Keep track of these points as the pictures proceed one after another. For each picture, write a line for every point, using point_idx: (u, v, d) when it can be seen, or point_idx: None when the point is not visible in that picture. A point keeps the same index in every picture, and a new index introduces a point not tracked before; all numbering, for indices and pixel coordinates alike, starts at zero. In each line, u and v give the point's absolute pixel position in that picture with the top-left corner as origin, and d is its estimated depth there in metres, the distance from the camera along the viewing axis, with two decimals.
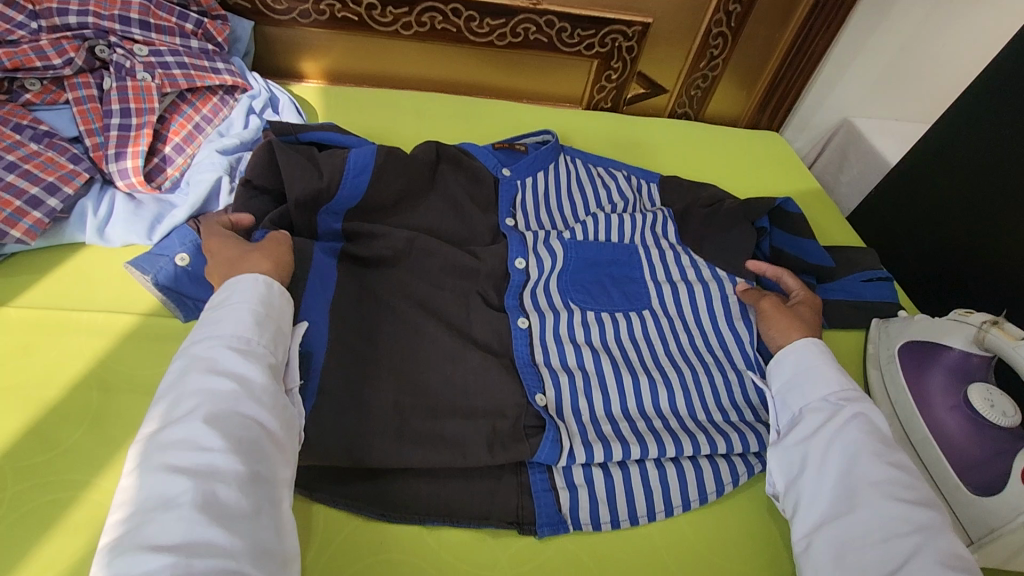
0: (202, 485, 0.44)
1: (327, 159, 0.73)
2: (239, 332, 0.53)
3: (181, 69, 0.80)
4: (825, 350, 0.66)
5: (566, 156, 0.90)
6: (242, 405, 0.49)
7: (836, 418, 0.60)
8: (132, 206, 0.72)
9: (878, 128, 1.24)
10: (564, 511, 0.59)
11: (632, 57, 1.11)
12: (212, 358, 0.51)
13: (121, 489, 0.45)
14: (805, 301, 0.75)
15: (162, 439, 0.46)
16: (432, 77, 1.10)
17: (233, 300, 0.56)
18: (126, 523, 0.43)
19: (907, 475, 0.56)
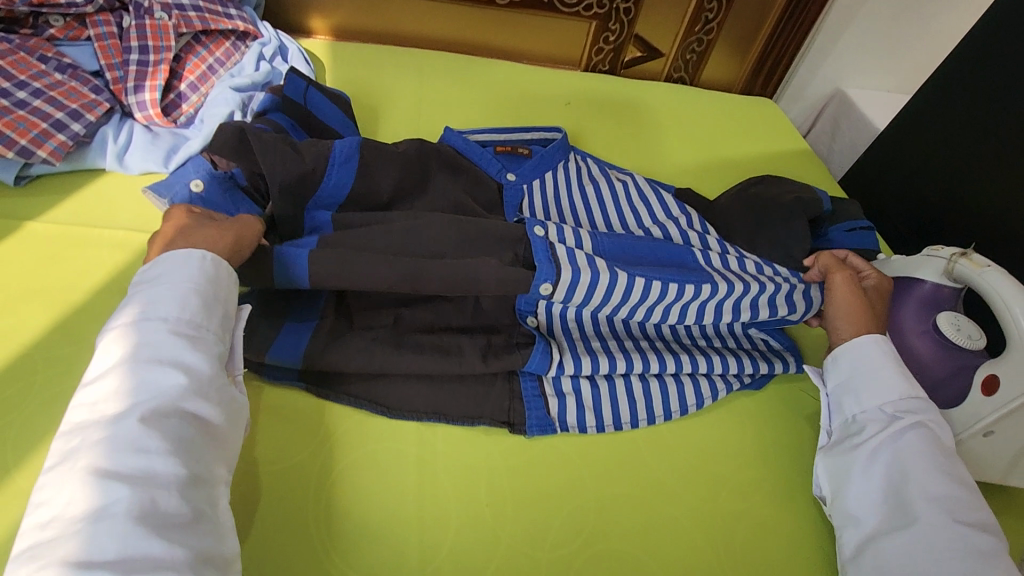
0: (139, 492, 0.43)
1: (308, 146, 0.70)
2: (181, 319, 0.52)
3: (197, 12, 0.83)
4: (896, 354, 0.64)
5: (574, 156, 0.90)
6: (183, 402, 0.48)
7: (890, 426, 0.59)
8: (149, 137, 0.76)
9: (868, 97, 1.27)
10: (552, 415, 0.63)
11: (630, 19, 1.14)
12: (150, 348, 0.50)
13: (49, 487, 0.44)
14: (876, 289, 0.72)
15: (93, 438, 0.45)
16: (436, 36, 1.13)
17: (172, 280, 0.53)
18: (53, 531, 0.42)
19: (966, 493, 0.55)
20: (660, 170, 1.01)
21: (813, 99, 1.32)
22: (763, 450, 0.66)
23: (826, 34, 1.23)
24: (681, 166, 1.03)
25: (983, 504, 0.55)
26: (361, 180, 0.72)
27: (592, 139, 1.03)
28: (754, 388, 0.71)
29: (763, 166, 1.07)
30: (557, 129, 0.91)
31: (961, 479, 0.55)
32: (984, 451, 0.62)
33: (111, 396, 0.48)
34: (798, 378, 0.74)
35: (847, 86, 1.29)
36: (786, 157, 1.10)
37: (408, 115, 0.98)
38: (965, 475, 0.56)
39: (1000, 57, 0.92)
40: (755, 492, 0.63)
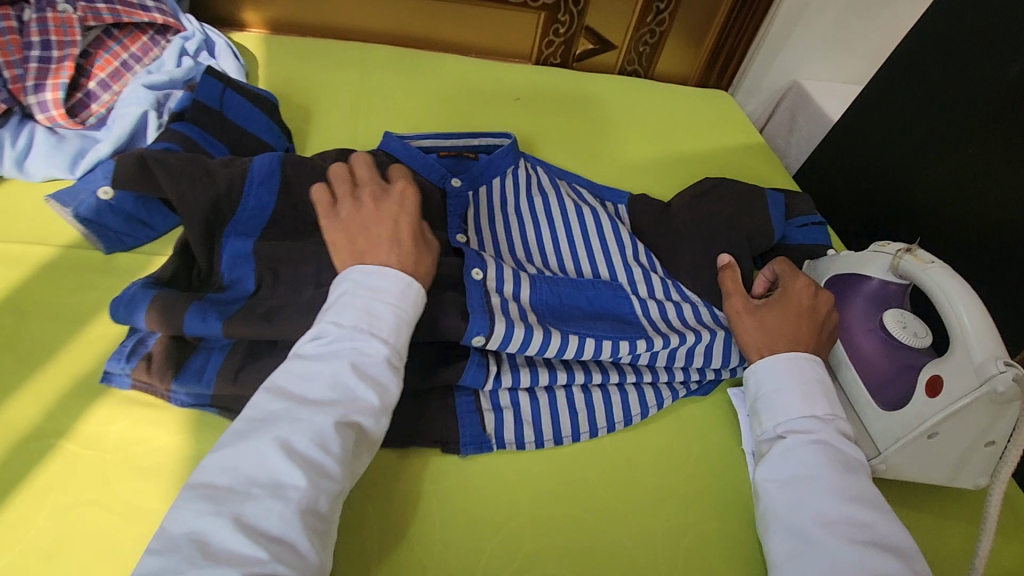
0: (312, 488, 0.45)
1: (222, 167, 0.66)
2: (391, 341, 0.54)
3: (106, 3, 0.77)
4: (805, 371, 0.62)
5: (525, 162, 0.84)
6: (369, 421, 0.51)
7: (790, 442, 0.58)
8: (53, 140, 0.70)
9: (823, 89, 1.26)
10: (488, 431, 0.60)
11: (579, 10, 1.11)
12: (360, 357, 0.52)
13: (243, 441, 0.46)
14: (796, 296, 0.68)
15: (294, 418, 0.48)
16: (378, 29, 1.08)
17: (395, 300, 0.55)
18: (233, 481, 0.45)
19: (864, 511, 0.52)
20: (612, 167, 0.98)
21: (768, 92, 1.31)
22: (709, 460, 0.64)
23: (782, 22, 1.20)
24: (633, 162, 1.00)
25: (887, 523, 0.52)
26: (292, 202, 0.69)
27: (541, 136, 1.00)
28: (700, 394, 0.69)
29: (717, 161, 1.04)
30: (509, 134, 0.86)
31: (862, 495, 0.53)
32: (932, 452, 0.60)
33: (313, 380, 0.50)
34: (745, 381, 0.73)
35: (803, 77, 1.28)
36: (740, 150, 1.08)
37: (346, 113, 0.93)
38: (860, 490, 0.54)
39: (948, 48, 0.91)
40: (698, 504, 0.60)
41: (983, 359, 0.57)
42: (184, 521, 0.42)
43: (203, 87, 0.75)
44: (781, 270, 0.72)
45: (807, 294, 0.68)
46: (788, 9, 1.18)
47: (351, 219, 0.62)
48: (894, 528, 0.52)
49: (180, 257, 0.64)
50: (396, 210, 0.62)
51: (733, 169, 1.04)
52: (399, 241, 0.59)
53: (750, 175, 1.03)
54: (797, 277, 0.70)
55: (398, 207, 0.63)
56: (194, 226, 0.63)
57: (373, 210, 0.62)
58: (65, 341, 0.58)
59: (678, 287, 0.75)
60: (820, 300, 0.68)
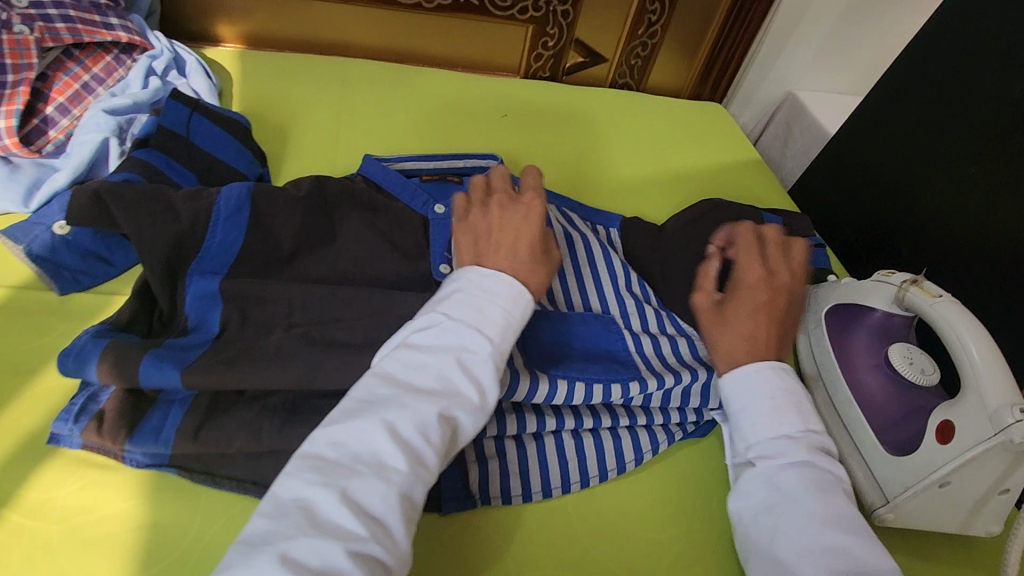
0: (411, 476, 0.44)
1: (185, 200, 0.62)
2: (498, 341, 0.50)
3: (66, 22, 0.72)
4: (771, 382, 0.57)
5: (512, 184, 0.77)
6: (470, 421, 0.48)
7: (759, 466, 0.53)
8: (7, 170, 0.66)
9: (820, 101, 1.22)
10: (471, 486, 0.56)
11: (568, 22, 1.07)
12: (466, 351, 0.49)
13: (350, 418, 0.45)
14: (757, 288, 0.64)
15: (400, 404, 0.45)
16: (360, 44, 1.04)
17: (509, 303, 0.52)
18: (341, 455, 0.43)
19: (848, 539, 0.48)
20: (603, 187, 0.94)
21: (763, 103, 1.27)
22: (706, 510, 0.60)
23: (775, 35, 1.18)
24: (625, 182, 0.96)
25: (871, 549, 0.47)
26: (260, 235, 0.64)
27: (529, 154, 0.95)
28: (698, 435, 0.65)
29: (712, 179, 1.01)
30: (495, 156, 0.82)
31: (840, 520, 0.49)
32: (942, 502, 0.57)
33: (418, 367, 0.48)
34: None
35: (799, 88, 1.24)
36: (735, 167, 1.04)
37: (324, 133, 0.89)
38: (843, 515, 0.49)
39: (948, 61, 0.87)
40: (694, 560, 0.57)
41: (998, 405, 0.54)
42: (293, 487, 0.42)
43: (167, 112, 0.71)
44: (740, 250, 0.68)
45: (762, 289, 0.64)
46: (782, 21, 1.16)
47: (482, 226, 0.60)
48: (878, 552, 0.47)
49: (140, 300, 0.60)
50: (519, 213, 0.60)
51: (729, 188, 1.00)
52: (517, 245, 0.57)
53: (746, 194, 1.00)
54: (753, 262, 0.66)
55: (522, 211, 0.60)
56: (154, 264, 0.59)
57: (499, 216, 0.60)
58: (12, 395, 0.53)
59: (673, 319, 0.71)
60: (775, 296, 0.64)
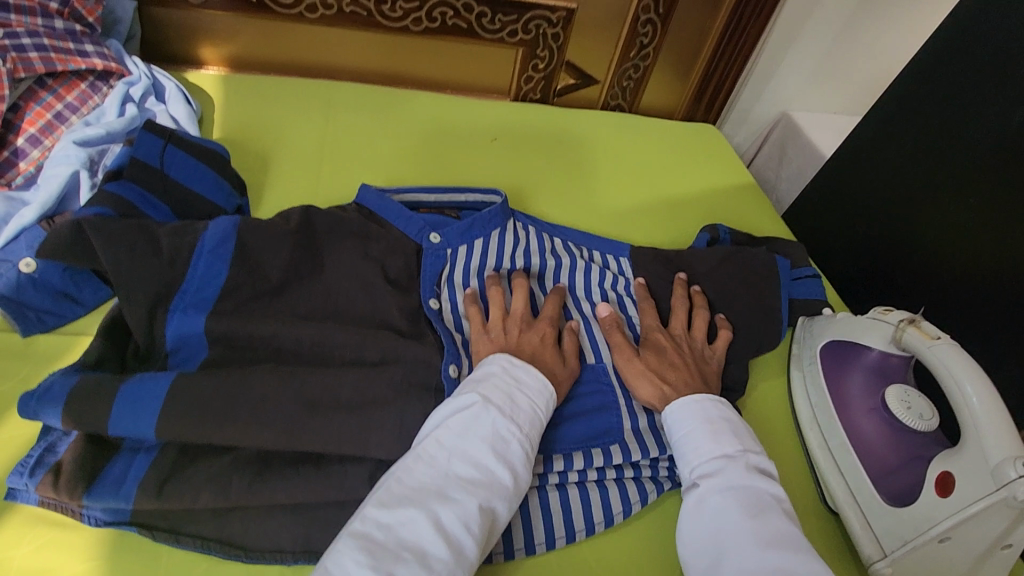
0: (453, 564, 0.45)
1: (172, 236, 0.60)
2: (527, 431, 0.53)
3: (39, 52, 0.71)
4: (709, 410, 0.59)
5: (516, 222, 0.79)
6: (504, 508, 0.50)
7: (704, 490, 0.53)
8: None
9: (816, 122, 1.20)
10: None
11: (559, 45, 1.05)
12: (500, 440, 0.51)
13: (394, 504, 0.46)
14: (665, 338, 0.67)
15: (443, 493, 0.47)
16: (346, 66, 1.02)
17: (536, 393, 0.56)
18: (386, 540, 0.45)
19: (791, 555, 0.47)
20: (594, 215, 0.92)
21: (758, 123, 1.26)
22: None
23: (770, 52, 1.16)
24: (617, 209, 0.94)
25: (816, 567, 0.47)
26: (240, 271, 0.62)
27: (519, 180, 0.93)
28: None
29: (706, 204, 0.99)
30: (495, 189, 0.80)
31: (782, 539, 0.48)
32: (945, 559, 0.55)
33: (457, 454, 0.50)
34: None
35: (793, 108, 1.22)
36: (729, 192, 1.02)
37: (308, 160, 0.87)
38: (784, 532, 0.49)
39: (947, 91, 0.85)
40: None
41: (1001, 459, 0.52)
42: (344, 566, 0.42)
43: (140, 144, 0.68)
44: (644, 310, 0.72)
45: (671, 338, 0.68)
46: (777, 40, 1.14)
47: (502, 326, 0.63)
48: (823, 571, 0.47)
49: (108, 336, 0.57)
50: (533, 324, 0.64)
51: (723, 214, 0.98)
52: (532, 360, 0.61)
53: (740, 221, 0.98)
54: (654, 317, 0.70)
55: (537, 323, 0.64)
56: (137, 297, 0.57)
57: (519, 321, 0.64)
58: None
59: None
60: (681, 345, 0.68)
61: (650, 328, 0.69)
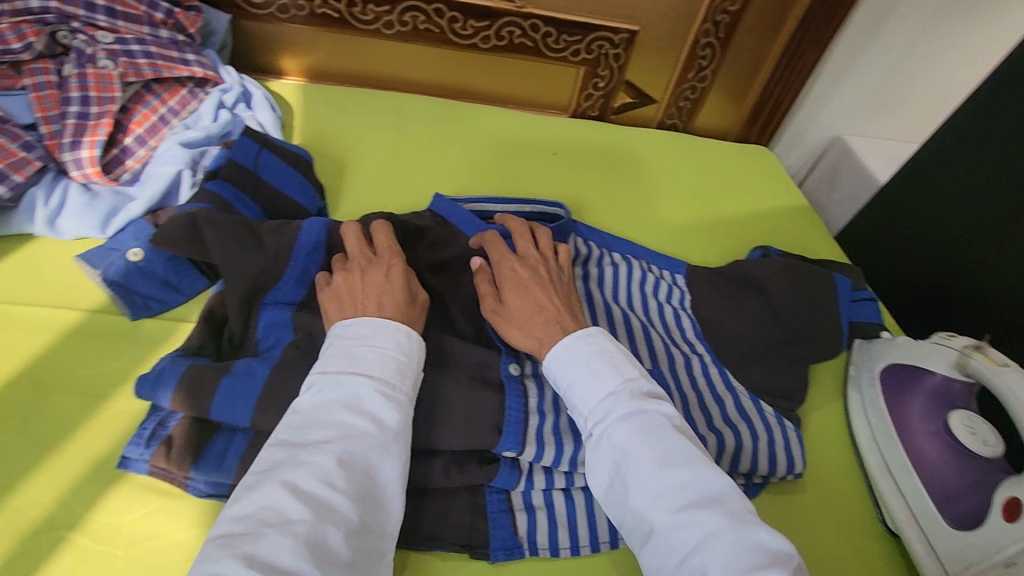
0: (318, 523, 0.42)
1: (270, 233, 0.65)
2: (380, 374, 0.51)
3: (147, 58, 0.77)
4: (584, 348, 0.57)
5: (577, 236, 0.83)
6: (373, 455, 0.48)
7: (598, 435, 0.52)
8: (87, 197, 0.69)
9: (869, 147, 1.21)
10: (520, 535, 0.56)
11: (620, 65, 1.08)
12: (353, 395, 0.49)
13: (247, 491, 0.44)
14: (519, 273, 0.67)
15: (295, 462, 0.45)
16: (416, 79, 1.07)
17: (385, 337, 0.53)
18: (244, 525, 0.42)
19: (687, 470, 0.49)
20: (651, 230, 0.94)
21: (809, 146, 1.26)
22: None
23: (824, 82, 1.16)
24: (674, 226, 0.96)
25: (708, 475, 0.49)
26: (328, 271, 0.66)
27: (579, 193, 0.96)
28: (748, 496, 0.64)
29: (762, 225, 1.00)
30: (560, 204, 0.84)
31: (676, 458, 0.49)
32: None
33: (310, 424, 0.48)
34: (801, 485, 0.66)
35: (846, 133, 1.23)
36: (784, 213, 1.03)
37: (381, 167, 0.91)
38: (678, 447, 0.50)
39: (1012, 122, 0.85)
40: None
41: None
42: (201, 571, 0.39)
43: (237, 147, 0.74)
44: (491, 246, 0.70)
45: (525, 270, 0.67)
46: (830, 70, 1.14)
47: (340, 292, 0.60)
48: (714, 476, 0.49)
49: (208, 325, 0.61)
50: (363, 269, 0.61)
51: (778, 235, 0.99)
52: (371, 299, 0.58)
53: (795, 243, 0.99)
54: (497, 249, 0.69)
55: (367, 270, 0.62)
56: (234, 292, 0.61)
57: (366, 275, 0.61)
58: (83, 419, 0.55)
59: (724, 373, 0.72)
60: (537, 271, 0.67)
61: (499, 264, 0.68)
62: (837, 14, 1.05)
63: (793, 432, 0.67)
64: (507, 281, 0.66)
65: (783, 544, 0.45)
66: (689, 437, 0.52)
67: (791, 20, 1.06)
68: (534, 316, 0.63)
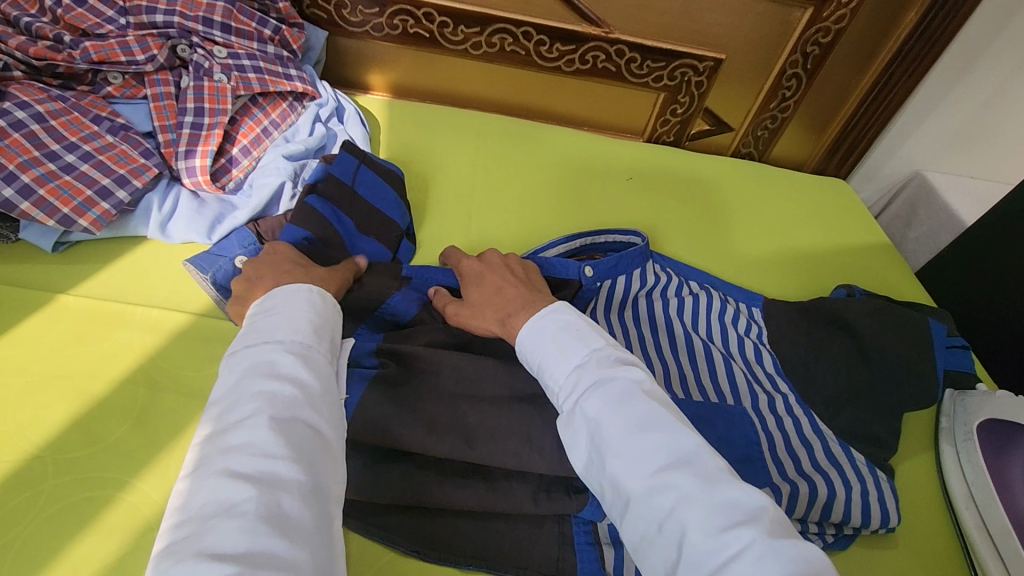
0: (265, 494, 0.39)
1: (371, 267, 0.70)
2: (291, 340, 0.49)
3: (256, 73, 0.81)
4: (550, 325, 0.55)
5: (653, 262, 0.82)
6: (303, 416, 0.45)
7: (570, 409, 0.50)
8: (196, 205, 0.73)
9: (952, 186, 1.17)
10: (608, 570, 0.55)
11: (701, 92, 1.08)
12: (269, 365, 0.47)
13: (178, 495, 0.40)
14: (474, 270, 0.68)
15: (223, 448, 0.42)
16: (496, 99, 1.09)
17: (288, 306, 0.52)
18: (188, 527, 0.38)
19: (658, 433, 0.46)
20: (727, 261, 0.93)
21: (887, 180, 1.22)
22: None
23: (909, 116, 1.12)
24: (750, 257, 0.94)
25: (680, 436, 0.46)
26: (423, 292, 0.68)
27: (656, 220, 0.96)
28: (836, 548, 0.62)
29: (842, 261, 0.97)
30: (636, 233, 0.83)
31: (644, 421, 0.46)
32: None
33: (230, 407, 0.45)
34: (892, 540, 0.64)
35: (929, 170, 1.19)
36: (866, 251, 1.00)
37: (462, 184, 0.93)
38: (646, 409, 0.47)
39: None
40: None
41: None
42: None
43: (340, 161, 0.77)
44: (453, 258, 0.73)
45: (479, 265, 0.69)
46: (918, 106, 1.10)
47: (249, 268, 0.60)
48: (687, 437, 0.46)
49: None
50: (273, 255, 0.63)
51: (859, 272, 0.97)
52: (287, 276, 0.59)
53: (876, 282, 0.96)
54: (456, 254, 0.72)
55: (277, 254, 0.63)
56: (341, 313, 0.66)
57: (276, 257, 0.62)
58: (191, 420, 0.58)
59: (811, 417, 0.69)
60: (491, 262, 0.69)
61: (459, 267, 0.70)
62: (930, 51, 1.02)
63: (888, 485, 0.65)
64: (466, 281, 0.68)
65: (759, 498, 0.42)
66: (662, 401, 0.49)
67: (885, 51, 1.04)
68: (495, 302, 0.63)
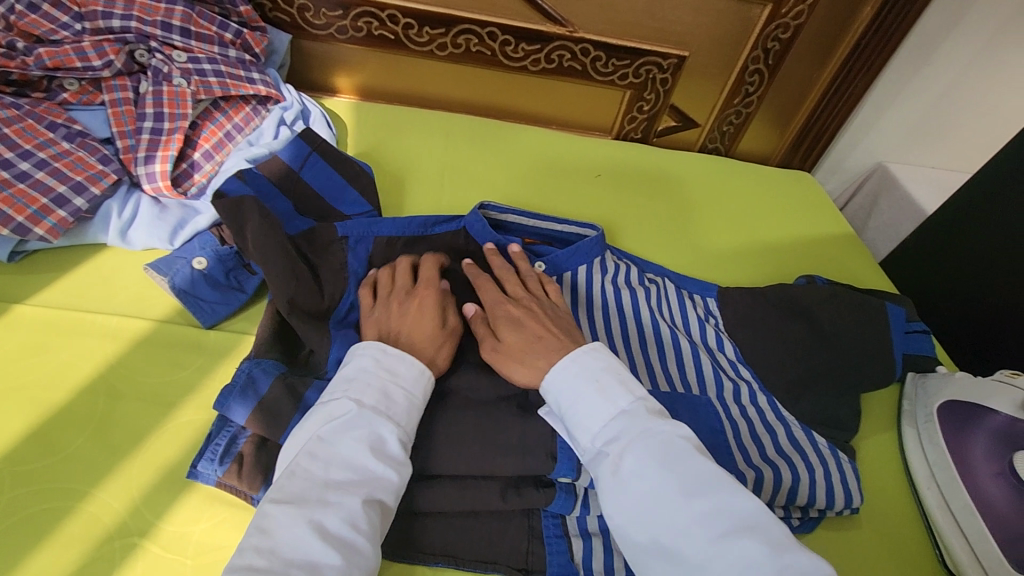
0: (344, 569, 0.43)
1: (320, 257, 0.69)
2: (403, 422, 0.52)
3: (217, 77, 0.80)
4: (588, 367, 0.55)
5: (610, 253, 0.81)
6: (387, 500, 0.48)
7: (617, 459, 0.49)
8: (157, 210, 0.72)
9: (912, 176, 1.20)
10: (577, 562, 0.55)
11: (666, 89, 1.09)
12: (379, 437, 0.50)
13: (272, 525, 0.43)
14: (514, 312, 0.63)
15: (324, 501, 0.45)
16: (464, 100, 1.10)
17: (413, 381, 0.54)
18: (272, 562, 0.42)
19: (718, 493, 0.45)
20: (695, 255, 0.94)
21: (850, 172, 1.24)
22: None
23: (869, 109, 1.15)
24: (717, 250, 0.96)
25: (737, 495, 0.45)
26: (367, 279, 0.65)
27: (624, 215, 0.97)
28: (802, 531, 0.63)
29: (806, 252, 0.99)
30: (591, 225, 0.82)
31: (702, 480, 0.46)
32: None
33: (335, 460, 0.48)
34: (857, 520, 0.66)
35: (890, 161, 1.22)
36: (830, 241, 1.02)
37: (431, 185, 0.93)
38: (702, 466, 0.47)
39: None
40: None
41: None
42: None
43: (290, 145, 0.76)
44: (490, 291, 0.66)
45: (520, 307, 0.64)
46: (878, 98, 1.13)
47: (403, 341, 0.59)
48: (748, 496, 0.45)
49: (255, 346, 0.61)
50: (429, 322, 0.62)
51: (823, 262, 0.99)
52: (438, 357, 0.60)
53: (840, 272, 0.98)
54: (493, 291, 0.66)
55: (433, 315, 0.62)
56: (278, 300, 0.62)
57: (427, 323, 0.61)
58: (154, 427, 0.57)
59: (774, 403, 0.71)
60: (533, 305, 0.65)
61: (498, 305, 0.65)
62: (888, 45, 1.05)
63: (850, 467, 0.66)
64: (504, 321, 0.63)
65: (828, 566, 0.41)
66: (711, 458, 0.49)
67: (845, 45, 1.06)
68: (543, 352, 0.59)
